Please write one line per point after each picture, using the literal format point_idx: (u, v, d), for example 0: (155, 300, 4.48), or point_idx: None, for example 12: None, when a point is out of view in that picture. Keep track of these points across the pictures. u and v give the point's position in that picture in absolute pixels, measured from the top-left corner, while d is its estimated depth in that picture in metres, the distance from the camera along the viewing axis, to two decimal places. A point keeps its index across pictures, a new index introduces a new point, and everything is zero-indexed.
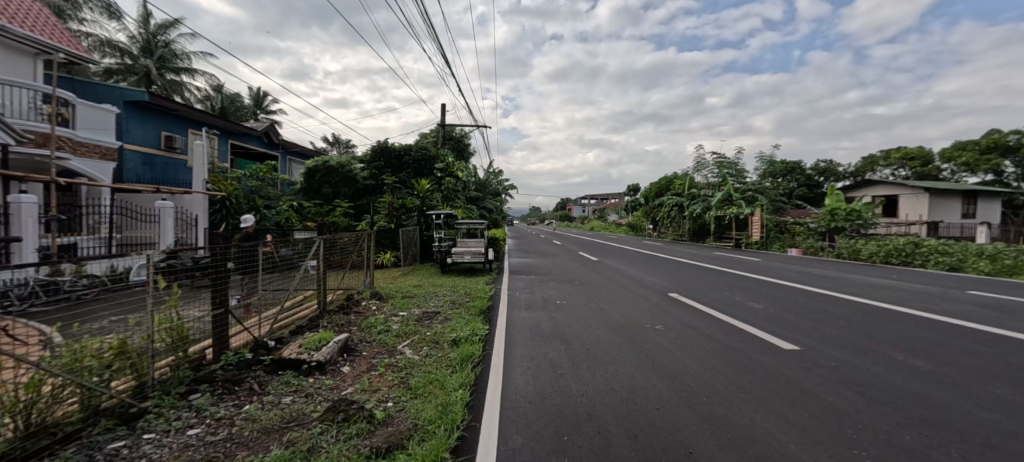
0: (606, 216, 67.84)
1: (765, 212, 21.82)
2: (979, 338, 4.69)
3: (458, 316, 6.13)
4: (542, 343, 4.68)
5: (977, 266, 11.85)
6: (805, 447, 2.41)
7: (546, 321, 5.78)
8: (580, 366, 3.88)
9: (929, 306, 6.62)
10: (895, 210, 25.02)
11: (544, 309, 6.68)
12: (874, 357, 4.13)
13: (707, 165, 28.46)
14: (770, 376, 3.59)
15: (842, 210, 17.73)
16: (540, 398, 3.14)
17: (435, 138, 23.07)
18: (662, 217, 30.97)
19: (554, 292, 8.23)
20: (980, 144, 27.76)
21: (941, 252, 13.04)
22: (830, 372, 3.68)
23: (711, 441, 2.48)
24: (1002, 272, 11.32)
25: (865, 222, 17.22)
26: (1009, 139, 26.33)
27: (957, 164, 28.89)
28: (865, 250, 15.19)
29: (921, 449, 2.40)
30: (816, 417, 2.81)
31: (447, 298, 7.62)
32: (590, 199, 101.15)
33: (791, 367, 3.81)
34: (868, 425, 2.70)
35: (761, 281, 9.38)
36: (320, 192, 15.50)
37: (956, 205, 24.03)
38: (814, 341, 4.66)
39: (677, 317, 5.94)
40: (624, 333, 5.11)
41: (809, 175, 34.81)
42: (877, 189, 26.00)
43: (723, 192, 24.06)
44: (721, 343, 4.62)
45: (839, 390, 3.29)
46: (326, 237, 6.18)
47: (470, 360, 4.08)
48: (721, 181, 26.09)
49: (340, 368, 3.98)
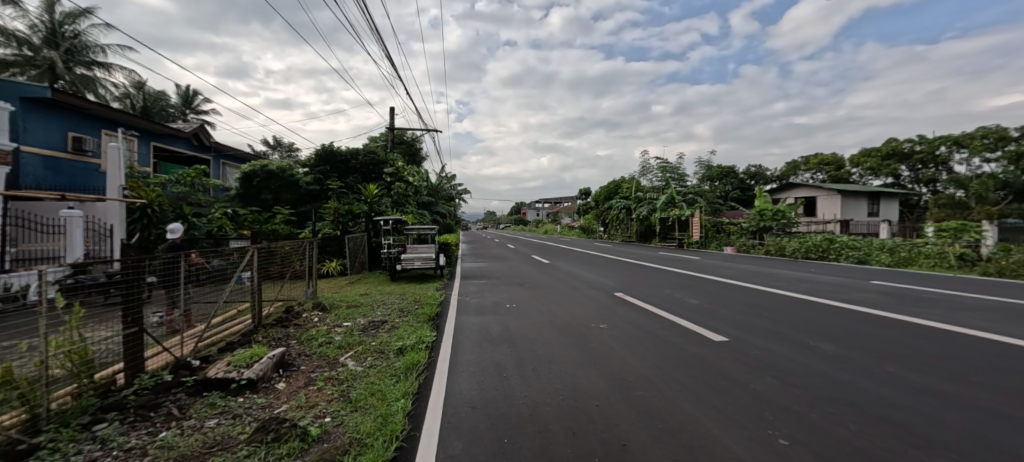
0: (560, 218, 69.84)
1: (703, 213, 23.28)
2: (876, 323, 5.34)
3: (406, 324, 5.99)
4: (490, 347, 4.68)
5: (880, 259, 13.46)
6: (728, 432, 2.59)
7: (494, 325, 5.80)
8: (525, 367, 3.94)
9: (842, 296, 7.37)
10: (814, 210, 27.75)
11: (494, 313, 6.68)
12: (790, 343, 4.57)
13: (651, 170, 29.95)
14: (701, 367, 3.84)
15: (769, 211, 19.36)
16: (483, 402, 3.13)
17: (384, 141, 22.45)
18: (611, 220, 32.31)
19: (505, 296, 8.28)
20: (881, 151, 31.59)
21: (851, 246, 14.68)
22: (753, 360, 4.01)
23: (644, 432, 2.61)
24: (899, 263, 12.95)
25: (789, 221, 18.89)
26: (904, 147, 30.20)
27: (863, 168, 32.68)
28: (789, 247, 16.75)
29: (823, 424, 2.68)
30: (738, 403, 3.03)
31: (394, 306, 7.40)
32: (545, 203, 103.81)
33: (720, 358, 4.09)
34: (783, 406, 2.96)
35: (701, 278, 9.98)
36: (258, 198, 14.58)
37: (863, 205, 27.06)
38: (742, 332, 5.05)
39: (622, 315, 6.18)
40: (570, 333, 5.25)
41: (742, 179, 37.90)
42: (798, 191, 28.74)
43: (666, 195, 25.44)
44: (661, 338, 4.85)
45: (761, 376, 3.58)
46: (261, 245, 5.81)
47: (415, 369, 4.00)
48: (664, 185, 27.66)
49: (274, 385, 3.74)
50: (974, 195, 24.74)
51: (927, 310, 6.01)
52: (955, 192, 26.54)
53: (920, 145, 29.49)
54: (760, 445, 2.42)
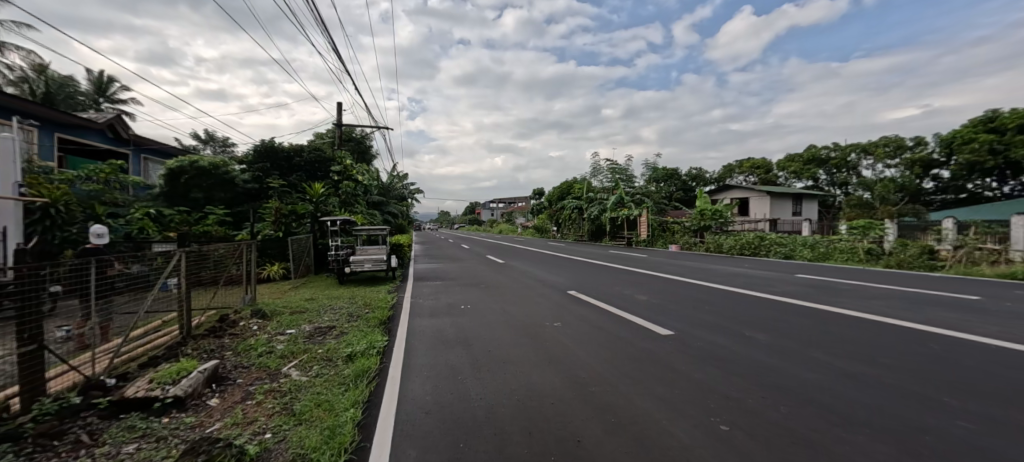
0: (514, 218, 70.45)
1: (650, 213, 24.43)
2: (801, 312, 5.86)
3: (355, 329, 5.74)
4: (445, 350, 4.59)
5: (803, 254, 14.84)
6: (675, 421, 2.72)
7: (449, 327, 5.69)
8: (481, 369, 3.90)
9: (772, 289, 8.03)
10: (747, 210, 30.08)
11: (448, 315, 6.56)
12: (729, 333, 4.89)
13: (601, 171, 30.49)
14: (650, 360, 4.01)
15: (709, 211, 20.67)
16: (438, 406, 3.06)
17: (331, 137, 21.44)
18: (564, 219, 33.07)
19: (459, 297, 8.17)
20: (803, 157, 34.87)
21: (779, 243, 16.06)
22: (696, 352, 4.24)
23: (598, 427, 2.67)
24: (819, 258, 14.36)
25: (725, 220, 20.22)
26: (822, 153, 33.52)
27: (788, 172, 35.90)
28: (726, 244, 18.06)
29: (758, 408, 2.88)
30: (683, 393, 3.19)
31: (343, 311, 7.06)
32: (500, 203, 104.34)
33: (668, 351, 4.28)
34: (724, 394, 3.15)
35: (648, 275, 10.46)
36: (186, 197, 13.30)
37: (788, 205, 29.70)
38: (686, 325, 5.34)
39: (575, 313, 6.31)
40: (526, 332, 5.27)
41: (684, 180, 40.26)
42: (734, 192, 31.00)
43: (616, 195, 26.41)
44: (613, 334, 5.00)
45: (704, 366, 3.79)
46: (191, 248, 5.32)
47: (365, 376, 3.83)
48: (614, 186, 28.68)
49: (206, 402, 3.42)
50: (878, 196, 27.96)
51: (843, 300, 6.69)
52: (863, 194, 29.86)
53: (835, 151, 32.86)
54: (703, 431, 2.56)
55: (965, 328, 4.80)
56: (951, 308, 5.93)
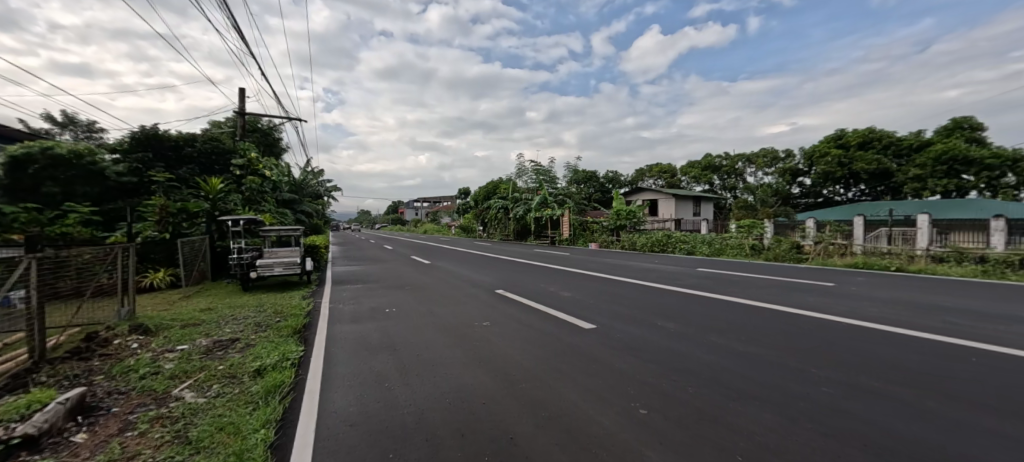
0: (439, 217, 69.24)
1: (572, 213, 25.60)
2: (703, 302, 6.56)
3: (264, 340, 5.19)
4: (369, 357, 4.33)
5: (702, 250, 16.70)
6: (599, 410, 2.87)
7: (373, 332, 5.40)
8: (409, 374, 3.75)
9: (678, 282, 8.91)
10: (656, 211, 32.95)
11: (372, 319, 6.22)
12: (644, 324, 5.30)
13: (525, 172, 31.15)
14: (576, 353, 4.18)
15: (624, 211, 22.22)
16: (364, 418, 2.88)
17: (231, 127, 19.16)
18: (490, 219, 33.32)
19: (383, 300, 7.79)
20: (701, 164, 39.16)
21: (683, 240, 17.88)
22: (616, 343, 4.51)
23: (529, 422, 2.72)
24: (714, 252, 16.25)
25: (638, 220, 21.97)
26: (716, 161, 37.94)
27: (689, 177, 40.07)
28: (639, 242, 19.72)
29: (671, 391, 3.15)
30: (606, 383, 3.37)
31: (248, 321, 6.33)
32: (424, 202, 101.93)
33: (591, 343, 4.52)
34: (642, 380, 3.40)
35: (571, 272, 10.95)
36: (36, 192, 10.67)
37: (689, 206, 33.17)
38: (607, 318, 5.68)
39: (503, 312, 6.36)
40: (455, 333, 5.19)
41: (602, 183, 42.89)
42: (645, 194, 33.78)
43: (540, 196, 27.29)
44: (540, 331, 5.14)
45: (624, 356, 4.05)
46: (43, 254, 4.39)
47: (278, 391, 3.47)
48: (538, 186, 29.56)
49: (70, 439, 2.84)
50: (759, 200, 32.46)
51: (734, 290, 7.65)
52: (748, 197, 34.40)
53: (726, 159, 37.45)
54: (624, 417, 2.74)
55: (823, 310, 5.79)
56: (813, 293, 7.12)
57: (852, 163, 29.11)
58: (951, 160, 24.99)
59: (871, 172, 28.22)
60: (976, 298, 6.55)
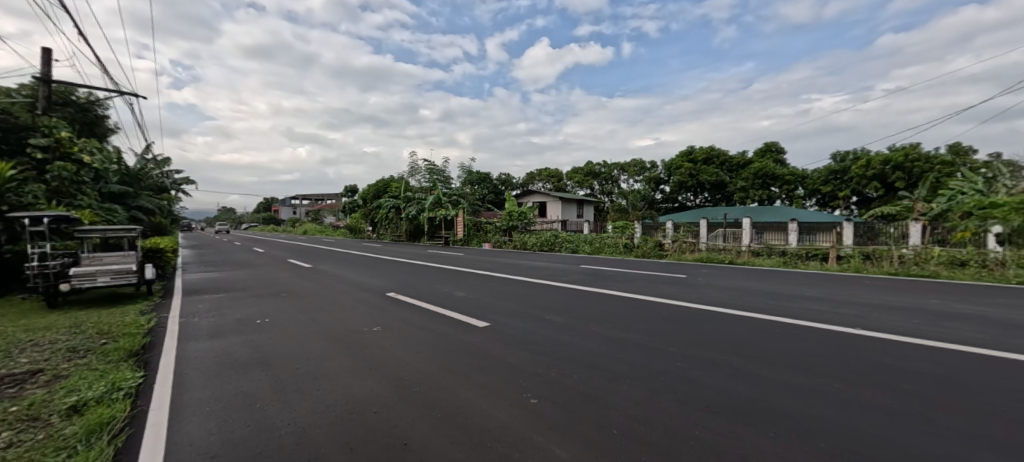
0: (321, 217, 63.31)
1: (466, 214, 25.74)
2: (587, 296, 7.18)
3: (83, 369, 4.12)
4: (235, 376, 3.77)
5: (584, 248, 18.35)
6: (493, 404, 2.95)
7: (239, 348, 4.71)
8: (287, 390, 3.38)
9: (564, 278, 9.61)
10: (545, 213, 35.10)
11: (238, 333, 5.41)
12: (534, 319, 5.58)
13: (419, 170, 30.28)
14: (470, 352, 4.22)
15: (516, 212, 23.20)
16: (230, 446, 2.51)
17: (28, 97, 14.84)
18: (380, 219, 31.70)
19: (253, 310, 6.83)
20: (583, 170, 42.85)
21: (568, 239, 19.39)
22: (510, 339, 4.67)
23: (424, 425, 2.67)
24: (594, 250, 18.02)
25: (529, 221, 23.15)
26: (595, 168, 41.94)
27: (573, 182, 43.57)
28: (529, 241, 20.82)
29: (558, 378, 3.40)
30: (500, 377, 3.48)
31: (57, 346, 4.97)
32: (303, 200, 92.33)
33: (485, 341, 4.60)
34: (533, 372, 3.59)
35: (465, 272, 10.97)
36: None
37: (573, 209, 36.10)
38: (500, 315, 5.85)
39: (396, 315, 6.08)
40: (340, 341, 4.81)
41: (495, 184, 44.08)
42: (534, 197, 35.72)
43: (433, 196, 26.96)
44: (434, 332, 5.07)
45: (517, 351, 4.22)
46: None
47: (105, 430, 2.80)
48: (431, 186, 29.10)
49: None
50: (630, 204, 36.80)
51: (611, 284, 8.55)
52: (622, 201, 38.79)
53: (604, 167, 41.70)
54: (516, 408, 2.87)
55: (679, 298, 6.81)
56: (672, 284, 8.32)
57: (699, 175, 34.76)
58: (764, 176, 32.26)
59: (712, 182, 34.21)
60: (779, 283, 8.43)
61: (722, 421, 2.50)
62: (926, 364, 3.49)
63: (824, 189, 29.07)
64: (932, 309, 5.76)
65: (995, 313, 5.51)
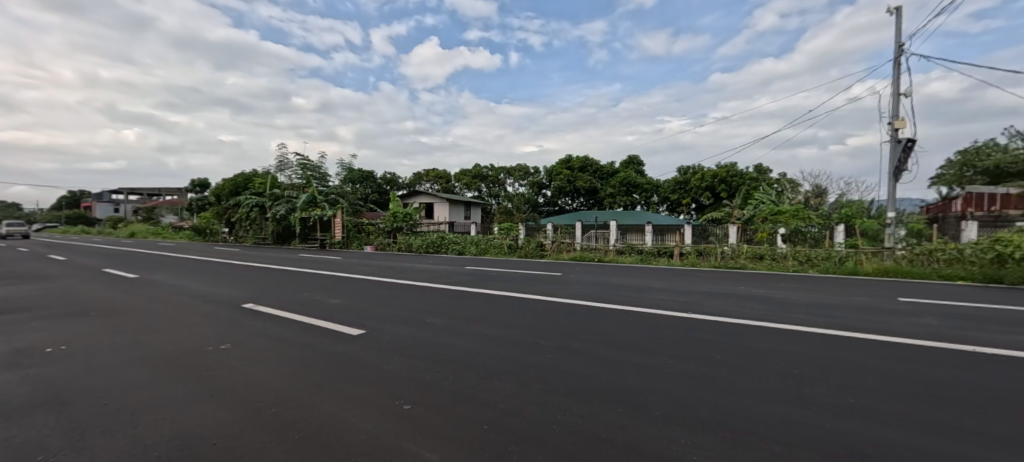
0: (156, 216, 52.12)
1: (345, 214, 23.85)
2: (470, 296, 7.25)
3: None
4: (4, 424, 2.86)
5: (471, 249, 18.60)
6: (361, 415, 2.79)
7: (14, 386, 3.59)
8: (88, 434, 2.69)
9: (448, 280, 9.57)
10: (432, 214, 34.59)
11: (14, 367, 4.12)
12: (414, 324, 5.42)
13: (289, 165, 27.18)
14: (339, 363, 3.91)
15: (400, 213, 22.36)
16: None
17: None
18: (239, 218, 27.50)
19: (41, 336, 5.28)
20: (470, 173, 43.38)
21: (455, 241, 19.40)
22: (386, 346, 4.45)
23: (278, 450, 2.39)
24: (481, 251, 18.41)
25: (415, 222, 22.53)
26: (483, 171, 42.83)
27: (461, 183, 43.82)
28: (415, 243, 20.26)
29: (434, 381, 3.36)
30: (372, 387, 3.30)
31: None
32: (130, 195, 74.92)
33: (358, 350, 4.32)
34: (409, 377, 3.49)
35: (341, 278, 10.12)
36: None
37: (461, 210, 36.27)
38: (378, 322, 5.56)
39: (251, 329, 5.33)
40: (173, 365, 4.01)
41: (379, 183, 41.89)
42: (421, 197, 34.94)
43: (307, 194, 24.49)
44: (298, 344, 4.57)
45: (392, 357, 4.05)
46: None
47: None
48: (304, 183, 26.33)
49: None
50: (515, 206, 38.51)
51: (494, 284, 8.78)
52: (508, 204, 40.35)
53: (491, 170, 42.87)
54: (386, 417, 2.75)
55: (554, 294, 7.33)
56: (548, 282, 8.93)
57: (575, 181, 38.00)
58: (628, 185, 36.81)
59: (586, 188, 37.75)
60: (637, 277, 9.70)
61: (580, 403, 2.77)
62: (732, 338, 4.37)
63: (672, 197, 34.41)
64: (741, 294, 7.24)
65: (781, 295, 7.16)
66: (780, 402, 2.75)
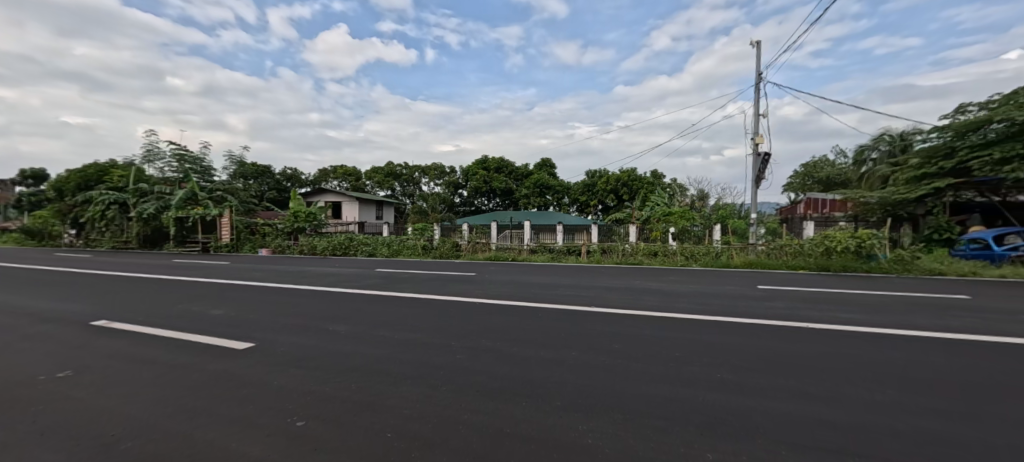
0: None
1: (234, 213, 21.12)
2: (378, 300, 6.91)
3: None
4: None
5: (382, 251, 17.79)
6: (246, 439, 2.49)
7: None
8: None
9: (355, 283, 9.02)
10: (339, 213, 32.38)
11: None
12: (314, 332, 5.00)
13: (161, 155, 23.23)
14: (220, 382, 3.45)
15: (302, 213, 20.54)
16: None
17: None
18: (91, 218, 22.82)
19: None
20: (383, 170, 41.50)
21: (365, 242, 18.35)
22: (280, 359, 4.04)
23: None
24: (393, 253, 17.70)
25: (319, 223, 20.85)
26: (396, 169, 41.23)
27: (373, 182, 41.73)
28: (319, 245, 18.74)
29: (335, 393, 3.14)
30: (260, 405, 2.98)
31: None
32: None
33: (245, 366, 3.85)
34: (305, 391, 3.21)
35: (226, 285, 8.92)
36: None
37: (372, 210, 34.46)
38: (270, 333, 5.02)
39: (102, 351, 4.44)
40: None
41: (277, 180, 38.03)
42: (327, 196, 32.46)
43: (185, 190, 21.38)
44: (167, 364, 3.93)
45: (286, 371, 3.69)
46: None
47: None
48: (182, 177, 22.83)
49: None
50: (430, 206, 37.75)
51: (406, 286, 8.48)
52: (423, 203, 39.37)
53: (405, 169, 41.44)
54: (277, 437, 2.50)
55: (467, 295, 7.32)
56: (462, 282, 8.89)
57: (491, 182, 38.44)
58: (541, 186, 38.23)
59: (501, 189, 38.40)
60: (548, 275, 10.11)
61: (488, 401, 2.81)
62: (628, 328, 4.79)
63: (581, 199, 36.62)
64: (638, 288, 7.96)
65: (669, 287, 8.02)
66: (664, 382, 3.07)
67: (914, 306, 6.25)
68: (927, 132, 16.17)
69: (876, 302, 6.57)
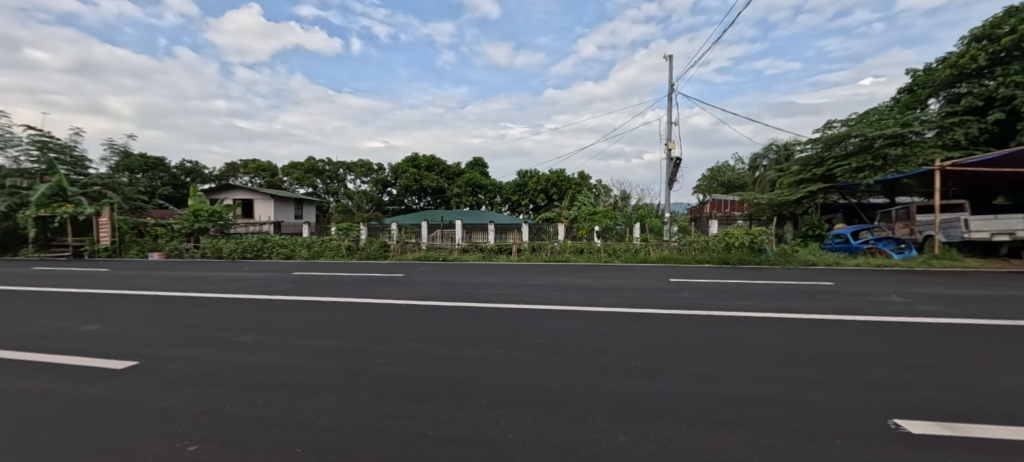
0: None
1: (116, 211, 18.17)
2: (294, 306, 6.39)
3: None
4: None
5: (301, 253, 16.50)
6: None
7: None
8: None
9: (267, 288, 8.25)
10: (250, 212, 29.48)
11: None
12: (215, 344, 4.49)
13: (14, 140, 19.15)
14: (90, 408, 2.96)
15: (205, 211, 18.35)
16: None
17: None
18: None
19: None
20: (302, 166, 38.57)
21: (281, 244, 16.88)
22: (171, 377, 3.57)
23: None
24: (314, 255, 16.51)
25: (226, 222, 18.77)
26: (317, 165, 38.55)
27: (291, 178, 38.64)
28: (226, 248, 16.88)
29: (239, 409, 2.85)
30: (141, 431, 2.60)
31: None
32: None
33: (124, 388, 3.33)
34: (200, 410, 2.87)
35: (103, 295, 7.63)
36: None
37: (290, 208, 31.84)
38: (159, 347, 4.41)
39: None
40: None
41: (173, 174, 33.57)
42: (236, 193, 29.35)
43: (49, 185, 18.00)
44: (17, 392, 3.27)
45: (179, 389, 3.27)
46: None
47: None
48: (43, 169, 19.00)
49: None
50: (356, 205, 35.83)
51: (326, 290, 7.95)
52: (348, 202, 37.26)
53: (328, 165, 38.90)
54: None
55: (394, 296, 7.05)
56: (389, 284, 8.57)
57: (422, 180, 37.52)
58: (473, 185, 38.10)
59: (433, 188, 37.62)
60: (478, 274, 10.11)
61: (410, 404, 2.74)
62: (553, 323, 4.95)
63: (512, 199, 37.17)
64: (563, 284, 8.27)
65: (593, 283, 8.44)
66: (583, 373, 3.24)
67: (792, 292, 7.26)
68: (805, 142, 18.73)
69: (764, 290, 7.51)
